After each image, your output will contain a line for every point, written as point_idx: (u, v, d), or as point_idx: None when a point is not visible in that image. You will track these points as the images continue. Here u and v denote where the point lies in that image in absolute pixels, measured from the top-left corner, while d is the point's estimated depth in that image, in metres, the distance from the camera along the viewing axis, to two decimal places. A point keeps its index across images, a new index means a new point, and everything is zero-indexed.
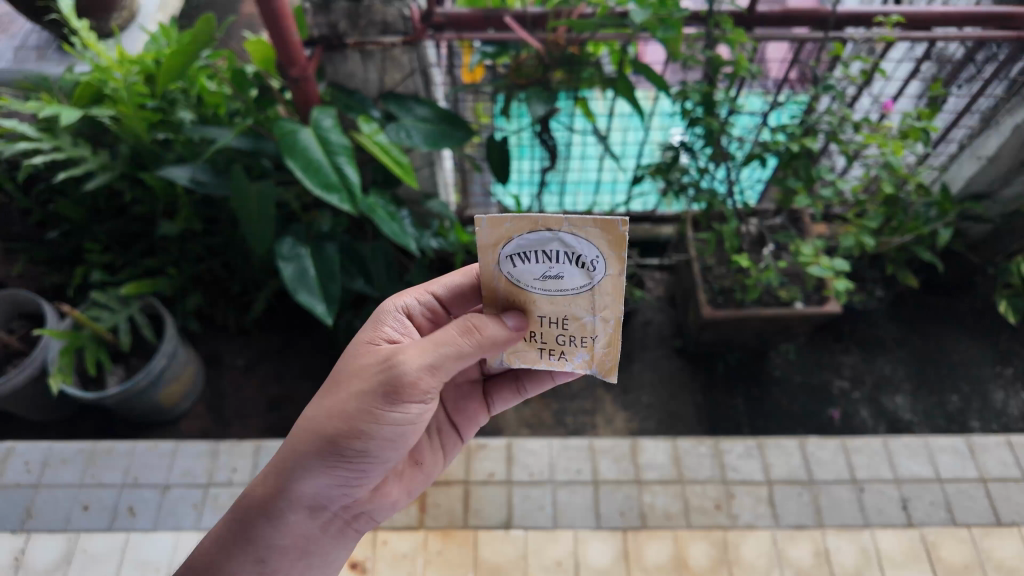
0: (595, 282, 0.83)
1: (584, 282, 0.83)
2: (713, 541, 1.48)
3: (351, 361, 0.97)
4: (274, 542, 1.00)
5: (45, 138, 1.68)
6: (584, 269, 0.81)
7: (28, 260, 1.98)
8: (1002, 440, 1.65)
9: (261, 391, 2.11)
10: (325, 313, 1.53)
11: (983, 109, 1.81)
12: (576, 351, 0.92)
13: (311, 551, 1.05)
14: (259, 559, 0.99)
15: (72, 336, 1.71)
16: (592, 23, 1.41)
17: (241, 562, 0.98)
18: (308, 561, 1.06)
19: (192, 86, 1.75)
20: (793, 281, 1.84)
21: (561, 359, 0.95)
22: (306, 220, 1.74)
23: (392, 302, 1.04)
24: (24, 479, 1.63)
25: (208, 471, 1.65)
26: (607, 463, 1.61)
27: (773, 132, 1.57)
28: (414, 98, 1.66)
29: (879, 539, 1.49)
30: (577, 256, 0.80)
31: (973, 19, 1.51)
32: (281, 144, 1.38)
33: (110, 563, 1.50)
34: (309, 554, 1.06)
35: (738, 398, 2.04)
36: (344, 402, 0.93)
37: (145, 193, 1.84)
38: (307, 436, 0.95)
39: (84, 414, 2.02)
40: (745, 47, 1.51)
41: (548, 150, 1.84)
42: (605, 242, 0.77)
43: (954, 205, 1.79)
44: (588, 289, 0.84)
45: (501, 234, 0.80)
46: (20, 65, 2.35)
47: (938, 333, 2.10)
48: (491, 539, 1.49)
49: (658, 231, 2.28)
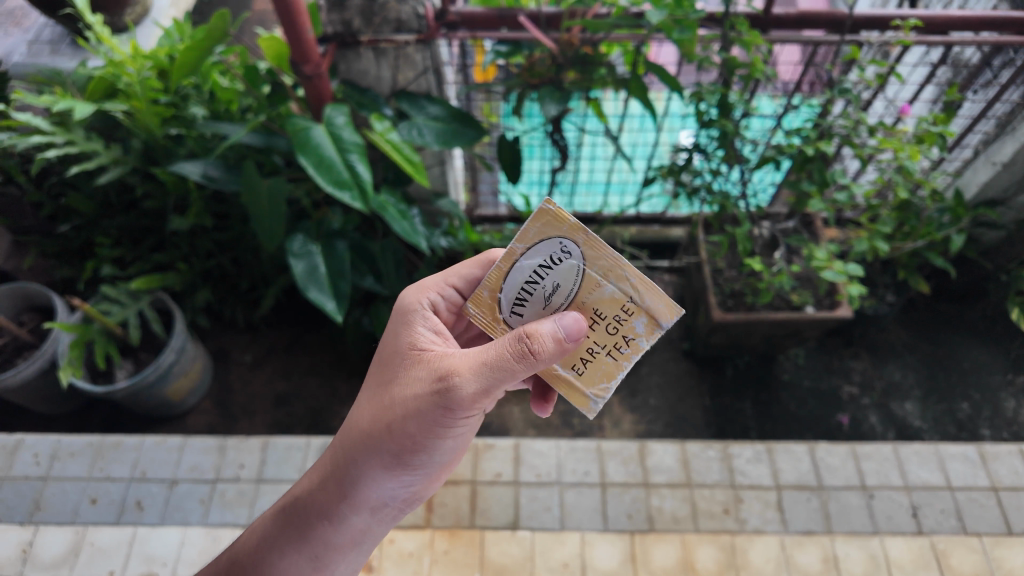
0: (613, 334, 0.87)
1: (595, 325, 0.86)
2: (720, 546, 1.47)
3: (399, 377, 0.95)
4: (336, 538, 1.02)
5: (58, 132, 1.68)
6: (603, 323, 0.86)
7: (39, 253, 1.99)
8: (1014, 449, 1.63)
9: (268, 387, 2.11)
10: (334, 310, 1.51)
11: (1000, 114, 1.79)
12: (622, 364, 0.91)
13: (366, 541, 1.08)
14: (316, 557, 1.02)
15: (81, 330, 1.70)
16: (608, 23, 1.40)
17: (298, 560, 1.01)
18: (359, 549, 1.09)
19: (205, 82, 1.75)
20: (805, 285, 1.83)
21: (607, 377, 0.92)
22: (316, 217, 1.74)
23: (417, 302, 1.01)
24: (32, 471, 1.63)
25: (216, 466, 1.65)
26: (614, 465, 1.60)
27: (788, 136, 1.56)
28: (426, 96, 1.66)
29: (889, 546, 1.48)
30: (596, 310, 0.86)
31: (992, 23, 1.49)
32: (293, 141, 1.38)
33: (118, 556, 1.49)
34: (363, 544, 1.08)
35: (746, 402, 2.03)
36: (402, 421, 0.93)
37: (157, 187, 1.85)
38: (368, 449, 0.96)
39: (91, 408, 2.03)
40: (761, 49, 1.50)
41: (559, 150, 1.84)
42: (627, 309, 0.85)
43: (968, 210, 1.77)
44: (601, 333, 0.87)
45: (490, 301, 0.89)
46: (34, 59, 2.36)
47: (949, 340, 2.08)
48: (498, 540, 1.49)
49: (668, 233, 2.28)
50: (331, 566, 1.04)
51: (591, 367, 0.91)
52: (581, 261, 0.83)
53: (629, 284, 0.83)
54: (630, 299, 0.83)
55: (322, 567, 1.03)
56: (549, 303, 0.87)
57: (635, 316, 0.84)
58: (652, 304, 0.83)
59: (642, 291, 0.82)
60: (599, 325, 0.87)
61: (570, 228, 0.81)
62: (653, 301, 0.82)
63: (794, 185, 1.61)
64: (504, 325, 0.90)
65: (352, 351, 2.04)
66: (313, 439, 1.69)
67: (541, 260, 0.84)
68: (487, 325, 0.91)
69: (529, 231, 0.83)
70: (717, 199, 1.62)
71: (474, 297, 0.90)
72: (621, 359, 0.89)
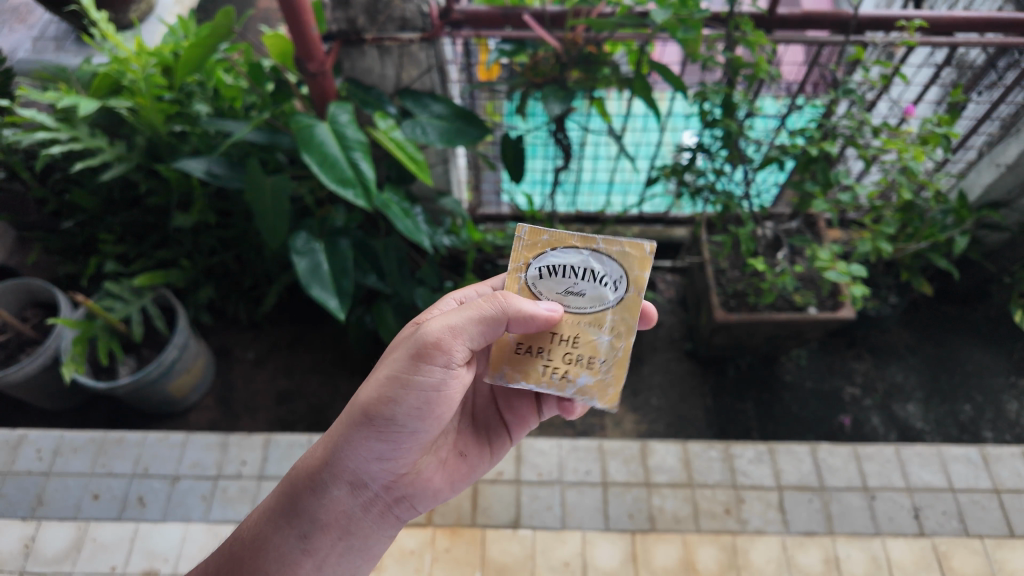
0: (606, 303, 0.94)
1: (593, 303, 0.94)
2: (722, 546, 1.47)
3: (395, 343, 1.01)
4: (319, 518, 1.00)
5: (62, 128, 1.68)
6: (601, 288, 0.93)
7: (42, 249, 2.00)
8: (1016, 451, 1.63)
9: (270, 384, 2.11)
10: (337, 308, 1.52)
11: (1004, 116, 1.79)
12: (580, 372, 0.96)
13: (352, 532, 1.04)
14: (303, 536, 0.99)
15: (84, 326, 1.70)
16: (612, 22, 1.40)
17: (287, 536, 0.99)
18: (346, 542, 1.04)
19: (209, 79, 1.76)
20: (808, 286, 1.83)
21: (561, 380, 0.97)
22: (319, 215, 1.74)
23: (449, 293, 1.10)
24: (35, 467, 1.64)
25: (218, 463, 1.65)
26: (616, 465, 1.60)
27: (792, 136, 1.56)
28: (430, 95, 1.66)
29: (890, 547, 1.48)
30: (598, 276, 0.92)
31: (997, 24, 1.49)
32: (297, 138, 1.38)
33: (119, 552, 1.50)
34: (350, 536, 1.04)
35: (748, 403, 2.03)
36: (379, 372, 0.95)
37: (160, 184, 1.85)
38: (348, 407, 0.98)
39: (94, 403, 2.04)
40: (766, 49, 1.50)
41: (562, 149, 1.84)
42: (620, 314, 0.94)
43: (972, 212, 1.77)
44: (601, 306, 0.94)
45: (538, 246, 0.93)
46: (39, 55, 2.36)
47: (951, 342, 2.08)
48: (499, 538, 1.49)
49: (671, 233, 2.28)
50: (316, 552, 1.01)
51: (523, 362, 0.97)
52: (613, 301, 0.94)
53: (615, 354, 0.95)
54: (601, 360, 0.96)
55: (310, 551, 1.00)
56: (562, 291, 0.94)
57: (588, 373, 0.96)
58: (605, 381, 0.97)
59: (612, 369, 0.96)
60: (568, 350, 0.96)
61: (637, 276, 0.92)
62: (609, 384, 0.97)
63: (798, 185, 1.60)
64: (522, 266, 0.95)
65: (355, 349, 2.04)
66: (315, 437, 1.69)
67: (598, 270, 0.92)
68: (515, 251, 0.94)
69: (618, 245, 0.91)
70: (720, 199, 1.61)
71: (534, 229, 0.93)
72: (545, 377, 0.97)
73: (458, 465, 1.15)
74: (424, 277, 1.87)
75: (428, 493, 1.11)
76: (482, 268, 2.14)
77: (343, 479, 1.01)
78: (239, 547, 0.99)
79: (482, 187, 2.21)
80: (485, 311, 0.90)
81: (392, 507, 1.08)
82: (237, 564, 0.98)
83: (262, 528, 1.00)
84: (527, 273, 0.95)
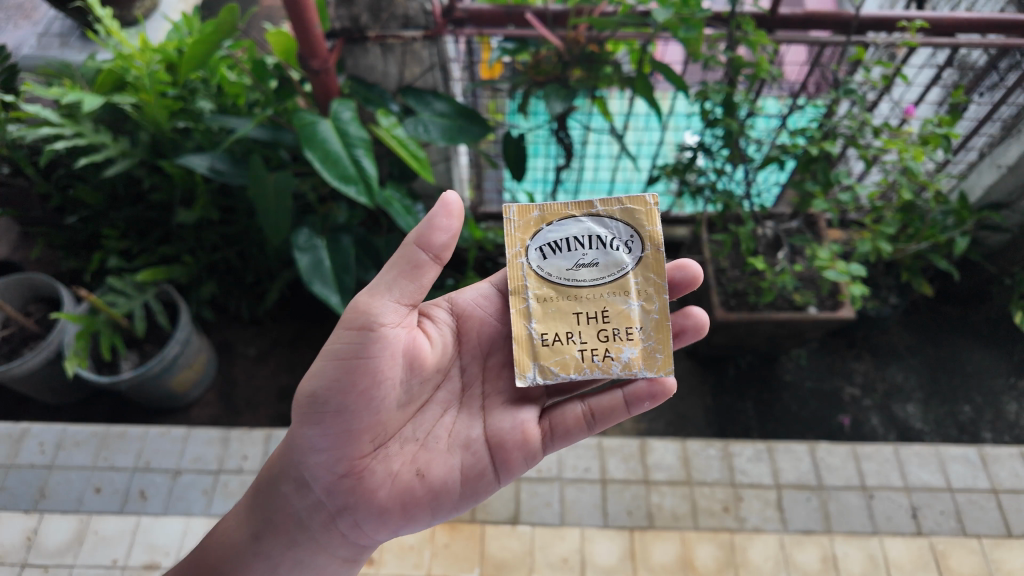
0: (623, 266, 1.10)
1: (612, 267, 1.10)
2: (720, 543, 1.48)
3: None
4: (274, 515, 1.11)
5: (67, 123, 1.69)
6: (611, 249, 1.10)
7: (46, 244, 2.01)
8: (1015, 452, 1.63)
9: (272, 380, 2.12)
10: (339, 304, 1.53)
11: (1006, 117, 1.79)
12: (623, 347, 1.07)
13: (298, 539, 1.10)
14: (256, 533, 1.12)
15: (87, 321, 1.71)
16: (614, 21, 1.41)
17: (246, 531, 1.13)
18: (297, 552, 1.11)
19: (213, 76, 1.77)
20: (808, 285, 1.84)
21: (607, 361, 1.06)
22: (322, 211, 1.75)
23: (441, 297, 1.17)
24: (38, 460, 1.65)
25: (219, 458, 1.66)
26: (615, 462, 1.60)
27: (792, 135, 1.56)
28: (432, 93, 1.67)
29: (888, 546, 1.48)
30: (605, 238, 1.11)
31: (998, 26, 1.49)
32: (300, 135, 1.39)
33: (120, 545, 1.51)
34: (297, 544, 1.11)
35: (748, 402, 2.04)
36: None
37: (163, 180, 1.86)
38: None
39: (96, 398, 2.05)
40: (767, 49, 1.50)
41: (564, 148, 1.85)
42: (641, 280, 1.09)
43: (973, 213, 1.78)
44: (618, 272, 1.10)
45: (531, 225, 1.12)
46: (44, 52, 2.38)
47: (951, 343, 2.08)
48: (499, 534, 1.49)
49: (672, 232, 2.29)
50: (266, 556, 1.11)
51: (558, 351, 1.07)
52: (632, 262, 1.10)
53: (651, 317, 1.08)
54: (638, 328, 1.08)
55: (260, 553, 1.12)
56: (575, 265, 1.10)
57: (631, 344, 1.07)
58: (651, 349, 1.07)
59: (651, 330, 1.08)
60: (602, 326, 1.08)
61: (649, 232, 1.10)
62: (656, 348, 1.07)
63: (798, 185, 1.61)
64: (524, 246, 1.11)
65: None
66: None
67: (606, 234, 1.11)
68: (511, 234, 1.12)
69: (615, 207, 1.11)
70: (720, 198, 1.62)
71: (524, 210, 1.12)
72: (586, 362, 1.06)
73: (417, 489, 1.02)
74: None
75: (375, 509, 1.03)
76: (483, 266, 2.15)
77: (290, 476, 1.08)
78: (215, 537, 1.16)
79: (483, 185, 2.22)
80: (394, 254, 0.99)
81: (339, 519, 1.07)
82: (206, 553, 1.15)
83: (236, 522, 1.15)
84: (528, 257, 1.11)
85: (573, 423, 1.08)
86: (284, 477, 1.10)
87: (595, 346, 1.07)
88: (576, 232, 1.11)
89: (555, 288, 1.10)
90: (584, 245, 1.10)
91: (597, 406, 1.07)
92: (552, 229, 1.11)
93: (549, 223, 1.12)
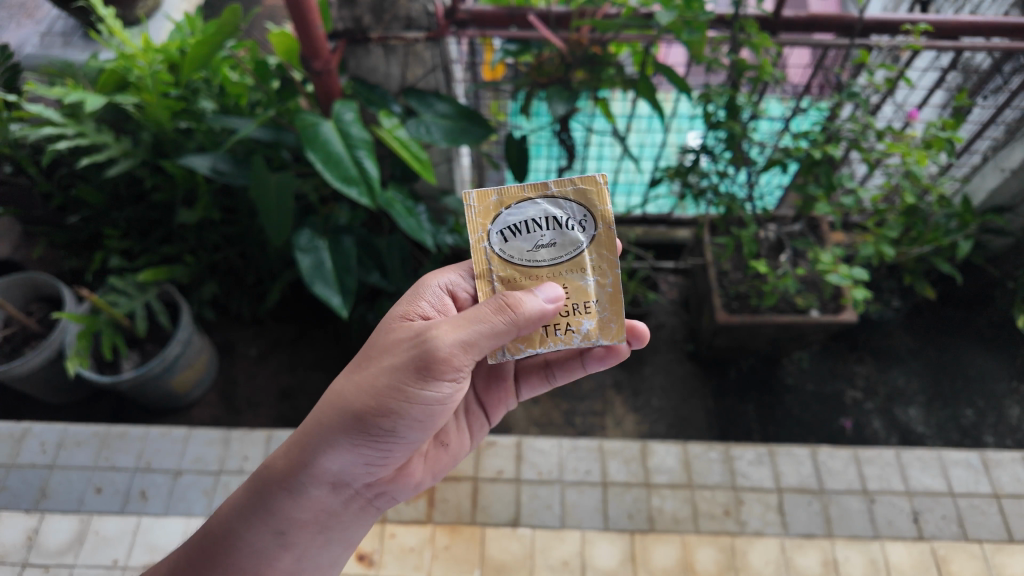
0: (581, 243, 0.95)
1: (571, 245, 0.95)
2: (720, 547, 1.47)
3: (385, 337, 0.95)
4: (297, 516, 1.00)
5: (69, 123, 1.69)
6: (567, 228, 0.95)
7: (48, 244, 2.01)
8: (1017, 456, 1.63)
9: (273, 380, 2.12)
10: (341, 306, 1.53)
11: (1009, 121, 1.78)
12: (581, 320, 0.96)
13: (330, 527, 1.06)
14: (278, 532, 1.01)
15: (89, 321, 1.72)
16: (617, 23, 1.41)
17: (261, 533, 1.00)
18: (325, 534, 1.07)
19: (215, 76, 1.77)
20: (810, 288, 1.84)
21: (567, 334, 0.96)
22: (324, 212, 1.76)
23: (435, 278, 1.02)
24: (39, 459, 1.65)
25: (220, 458, 1.65)
26: (616, 465, 1.59)
27: (795, 138, 1.54)
28: (434, 94, 1.67)
29: (889, 551, 1.48)
30: (559, 217, 0.94)
31: (1003, 29, 1.49)
32: (302, 136, 1.39)
33: (121, 546, 1.50)
34: (328, 529, 1.07)
35: (749, 405, 2.03)
36: (371, 382, 0.91)
37: (165, 180, 1.86)
38: (330, 419, 0.94)
39: (97, 398, 2.05)
40: (770, 52, 1.50)
41: (566, 149, 1.85)
42: (596, 254, 0.95)
43: (976, 217, 1.77)
44: (575, 249, 0.95)
45: (491, 209, 0.95)
46: (46, 51, 2.38)
47: (954, 346, 2.08)
48: (499, 536, 1.48)
49: (674, 234, 2.29)
50: (293, 546, 1.03)
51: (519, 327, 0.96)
52: (587, 239, 0.95)
53: (606, 291, 0.96)
54: (595, 301, 0.96)
55: (286, 545, 1.02)
56: (533, 247, 0.94)
57: (590, 317, 0.96)
58: (607, 319, 0.96)
59: (608, 303, 0.96)
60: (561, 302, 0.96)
61: (602, 212, 0.94)
62: (611, 318, 0.96)
63: (801, 188, 1.60)
64: (485, 232, 0.94)
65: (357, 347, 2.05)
66: None
67: (561, 215, 0.94)
68: (470, 221, 0.94)
69: (569, 184, 0.93)
70: (723, 201, 1.61)
71: (481, 194, 0.94)
72: (548, 337, 0.96)
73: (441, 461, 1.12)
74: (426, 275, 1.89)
75: (408, 486, 1.11)
76: None
77: (323, 482, 1.00)
78: (214, 540, 1.00)
79: (485, 186, 2.22)
80: (500, 321, 0.86)
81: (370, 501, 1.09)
82: (209, 558, 0.98)
83: (231, 519, 1.00)
84: (491, 241, 0.94)
85: (536, 379, 1.18)
86: (313, 482, 0.99)
87: (555, 321, 0.95)
88: (531, 213, 0.94)
89: (518, 270, 0.94)
90: (539, 224, 0.94)
91: (556, 364, 1.14)
92: (504, 211, 0.94)
93: (502, 204, 0.94)
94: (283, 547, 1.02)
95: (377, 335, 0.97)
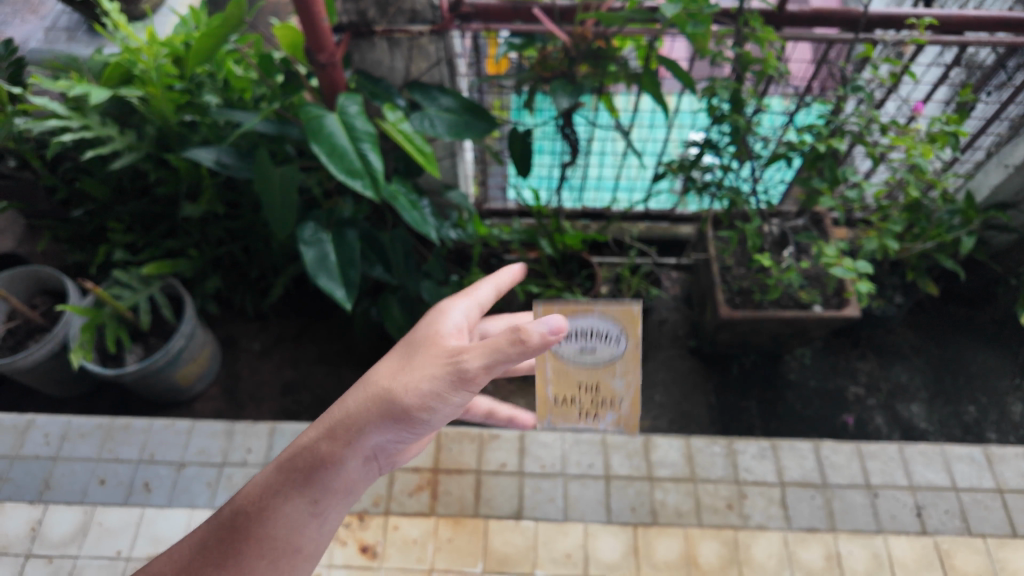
0: (617, 353, 0.85)
1: (609, 353, 0.85)
2: (724, 541, 1.46)
3: (426, 348, 0.88)
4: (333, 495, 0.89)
5: (73, 116, 1.70)
6: (607, 342, 0.83)
7: (52, 237, 2.02)
8: (1020, 451, 1.63)
9: (276, 374, 2.13)
10: (344, 298, 1.52)
11: (1013, 117, 1.79)
12: (605, 412, 0.91)
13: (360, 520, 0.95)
14: (314, 505, 0.87)
15: (92, 313, 1.71)
16: (622, 16, 1.40)
17: (294, 509, 0.86)
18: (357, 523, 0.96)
19: (220, 70, 1.80)
20: (814, 283, 1.84)
21: (592, 420, 0.93)
22: (328, 205, 1.76)
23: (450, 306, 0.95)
24: (43, 451, 1.65)
25: (224, 450, 1.65)
26: (619, 458, 1.59)
27: (800, 132, 1.53)
28: (438, 87, 1.66)
29: (893, 545, 1.47)
30: (599, 332, 0.82)
31: (1009, 23, 1.49)
32: (307, 129, 1.39)
33: (125, 537, 1.49)
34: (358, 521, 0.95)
35: (751, 401, 2.03)
36: (414, 387, 0.84)
37: (169, 173, 1.86)
38: (376, 417, 0.86)
39: (101, 391, 2.06)
40: (775, 47, 1.50)
41: (570, 144, 1.85)
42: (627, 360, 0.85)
43: (979, 212, 1.76)
44: (611, 359, 0.85)
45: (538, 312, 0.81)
46: (51, 46, 2.40)
47: (957, 343, 2.08)
48: (502, 529, 1.47)
49: (676, 231, 2.31)
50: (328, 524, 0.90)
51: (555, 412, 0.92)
52: (619, 351, 0.85)
53: (631, 392, 0.89)
54: (622, 400, 0.90)
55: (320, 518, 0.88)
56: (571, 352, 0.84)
57: (613, 411, 0.91)
58: (628, 414, 0.92)
59: (633, 405, 0.90)
60: (590, 400, 0.90)
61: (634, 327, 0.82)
62: (632, 416, 0.92)
63: (806, 182, 1.61)
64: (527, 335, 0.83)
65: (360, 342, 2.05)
66: None
67: (599, 329, 0.82)
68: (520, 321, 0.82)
69: (608, 307, 0.79)
70: (726, 194, 1.61)
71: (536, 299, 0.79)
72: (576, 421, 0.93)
73: None
74: (430, 270, 1.91)
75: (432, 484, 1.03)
76: (488, 263, 2.18)
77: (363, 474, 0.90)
78: (244, 521, 0.86)
79: (488, 182, 2.23)
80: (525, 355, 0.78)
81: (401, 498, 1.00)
82: (235, 533, 0.85)
83: (262, 498, 0.87)
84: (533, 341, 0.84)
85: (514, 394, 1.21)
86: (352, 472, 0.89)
87: (584, 411, 0.91)
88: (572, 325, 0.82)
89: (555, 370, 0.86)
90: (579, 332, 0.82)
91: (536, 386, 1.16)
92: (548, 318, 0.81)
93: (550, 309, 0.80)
94: (314, 522, 0.88)
95: (414, 355, 0.89)
